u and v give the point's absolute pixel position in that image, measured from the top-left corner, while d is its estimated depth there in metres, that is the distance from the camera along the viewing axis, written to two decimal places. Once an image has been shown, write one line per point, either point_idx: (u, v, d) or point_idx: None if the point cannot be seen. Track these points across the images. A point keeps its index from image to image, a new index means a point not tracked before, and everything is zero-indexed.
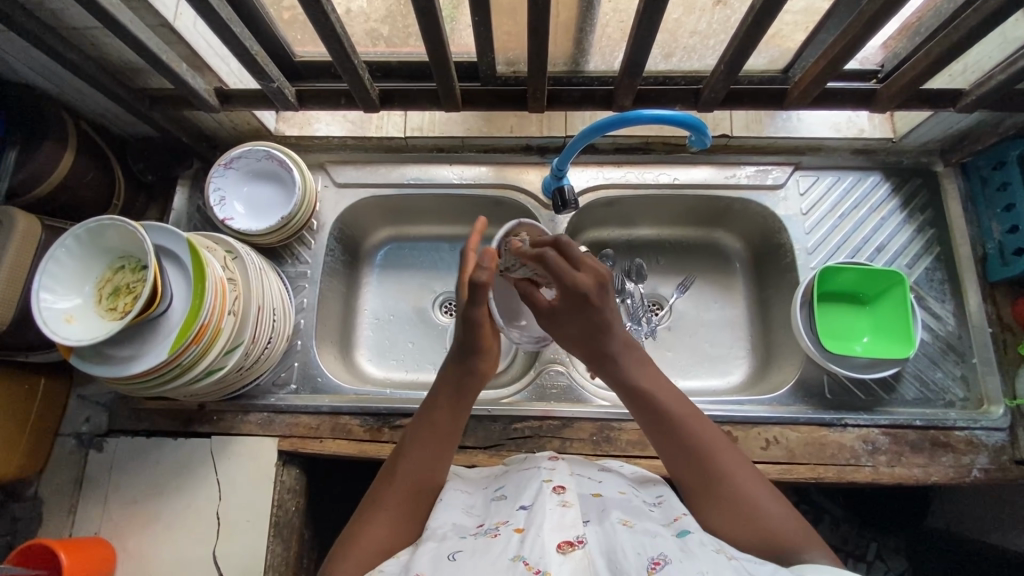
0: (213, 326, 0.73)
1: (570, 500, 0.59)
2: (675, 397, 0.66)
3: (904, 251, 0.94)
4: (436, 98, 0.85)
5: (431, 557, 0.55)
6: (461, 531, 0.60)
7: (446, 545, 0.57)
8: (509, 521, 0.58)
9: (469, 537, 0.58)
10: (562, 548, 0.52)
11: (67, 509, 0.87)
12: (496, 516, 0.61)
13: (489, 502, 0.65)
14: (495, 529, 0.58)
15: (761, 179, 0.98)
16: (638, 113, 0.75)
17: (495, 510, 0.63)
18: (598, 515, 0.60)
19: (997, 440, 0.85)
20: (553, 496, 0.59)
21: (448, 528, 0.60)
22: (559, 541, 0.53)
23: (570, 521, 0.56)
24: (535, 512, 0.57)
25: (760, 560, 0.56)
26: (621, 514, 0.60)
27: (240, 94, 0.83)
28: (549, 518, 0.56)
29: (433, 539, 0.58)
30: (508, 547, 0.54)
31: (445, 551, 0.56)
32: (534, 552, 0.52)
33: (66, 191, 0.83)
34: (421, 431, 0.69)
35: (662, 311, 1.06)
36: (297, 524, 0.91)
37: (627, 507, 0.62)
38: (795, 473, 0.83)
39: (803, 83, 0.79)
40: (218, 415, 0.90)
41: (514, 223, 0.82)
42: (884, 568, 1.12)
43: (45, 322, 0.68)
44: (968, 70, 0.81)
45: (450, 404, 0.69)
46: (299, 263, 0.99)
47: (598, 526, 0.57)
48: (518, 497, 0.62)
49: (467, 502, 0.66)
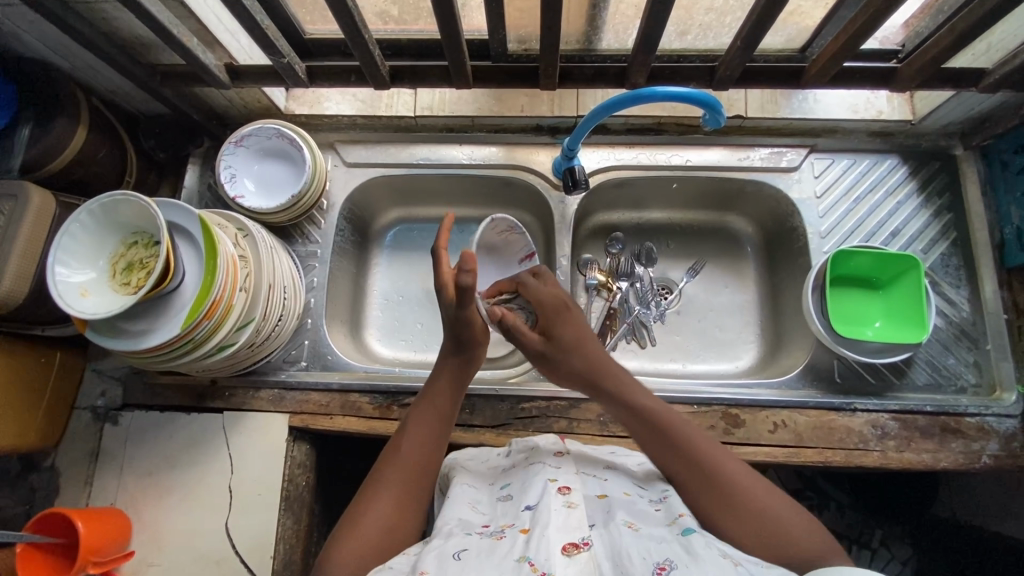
0: (225, 302, 0.74)
1: (576, 500, 0.61)
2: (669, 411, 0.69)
3: (919, 236, 0.93)
4: (447, 75, 0.84)
5: (436, 556, 0.57)
6: (467, 527, 0.62)
7: (451, 541, 0.59)
8: (514, 522, 0.60)
9: (474, 535, 0.60)
10: (568, 550, 0.55)
11: (84, 480, 0.89)
12: (502, 517, 0.63)
13: (495, 500, 0.66)
14: (501, 531, 0.60)
15: (776, 161, 0.96)
16: (651, 90, 0.74)
17: (501, 511, 0.64)
18: (603, 517, 0.61)
19: (1009, 427, 0.84)
20: (558, 496, 0.61)
21: (453, 524, 0.62)
22: (564, 543, 0.56)
23: (575, 523, 0.58)
24: (540, 511, 0.59)
25: (765, 564, 0.55)
26: (627, 516, 0.61)
27: (251, 69, 0.83)
28: (555, 517, 0.58)
29: (439, 536, 0.60)
30: (514, 548, 0.56)
31: (450, 549, 0.57)
32: (541, 554, 0.54)
33: (79, 167, 0.84)
34: (421, 416, 0.71)
35: (672, 295, 1.06)
36: (308, 500, 0.91)
37: (632, 508, 0.62)
38: (802, 457, 0.83)
39: (821, 61, 0.77)
40: (229, 391, 0.92)
41: (487, 219, 0.79)
42: (889, 555, 1.14)
43: (61, 295, 0.69)
44: (992, 49, 0.79)
45: (451, 387, 0.73)
46: (309, 242, 0.99)
47: (604, 529, 0.59)
48: (523, 497, 0.63)
49: (472, 497, 0.67)
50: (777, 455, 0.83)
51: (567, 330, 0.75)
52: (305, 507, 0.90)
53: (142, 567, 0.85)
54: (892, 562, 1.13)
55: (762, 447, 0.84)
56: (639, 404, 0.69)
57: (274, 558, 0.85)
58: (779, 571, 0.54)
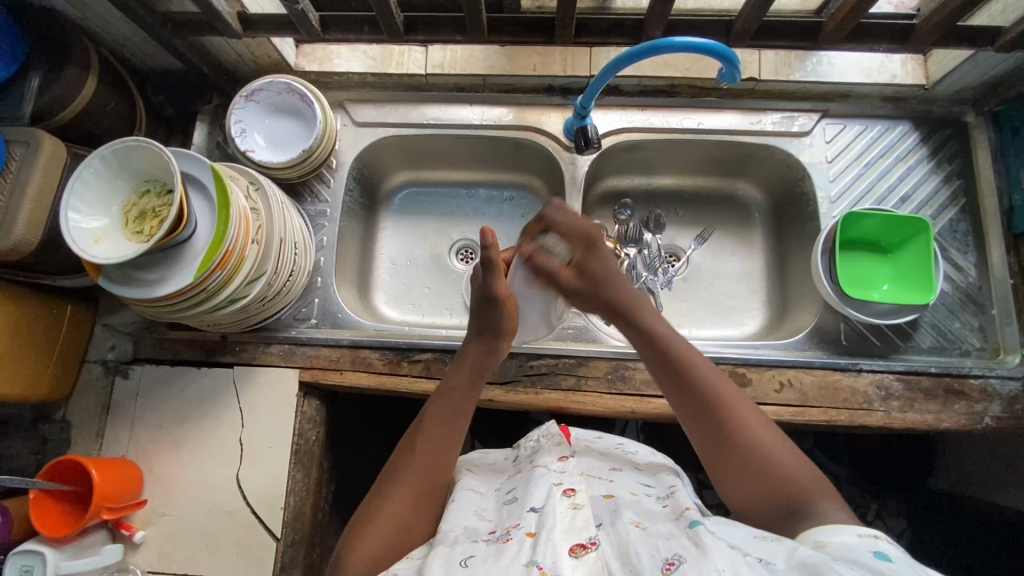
0: (238, 252, 0.74)
1: (581, 502, 0.61)
2: (716, 377, 0.68)
3: (929, 202, 0.93)
4: (461, 28, 0.83)
5: (443, 563, 0.57)
6: (473, 535, 0.63)
7: (458, 550, 0.59)
8: (520, 525, 0.60)
9: (480, 542, 0.61)
10: (574, 552, 0.55)
11: (96, 431, 0.90)
12: (507, 520, 0.63)
13: (502, 505, 0.67)
14: (507, 534, 0.60)
15: (788, 126, 0.96)
16: (668, 41, 0.73)
17: (506, 514, 0.64)
18: (610, 515, 0.62)
19: (1011, 389, 0.85)
20: (564, 499, 0.61)
21: (460, 533, 0.63)
22: (571, 544, 0.56)
23: (581, 524, 0.58)
24: (546, 514, 0.59)
25: (772, 539, 0.56)
26: (634, 516, 0.62)
27: (263, 19, 0.82)
28: (561, 520, 0.58)
29: (446, 545, 0.61)
30: (521, 552, 0.56)
31: (457, 557, 0.58)
32: (548, 557, 0.54)
33: (88, 117, 0.83)
34: (437, 414, 0.72)
35: (679, 262, 1.06)
36: (319, 455, 0.92)
37: (639, 508, 0.64)
38: (807, 415, 0.84)
39: (839, 16, 0.76)
40: (239, 346, 0.92)
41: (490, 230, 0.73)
42: (883, 527, 1.18)
43: (75, 240, 0.69)
44: (1010, 8, 0.78)
45: (470, 381, 0.74)
46: (319, 201, 0.98)
47: (611, 528, 0.60)
48: (528, 499, 0.64)
49: (478, 505, 0.69)
50: (782, 413, 0.84)
51: (598, 261, 0.74)
52: (315, 461, 0.91)
53: (154, 517, 0.86)
54: (888, 534, 1.17)
55: (768, 405, 0.85)
56: (691, 366, 0.69)
57: (285, 510, 0.86)
58: (788, 542, 0.55)
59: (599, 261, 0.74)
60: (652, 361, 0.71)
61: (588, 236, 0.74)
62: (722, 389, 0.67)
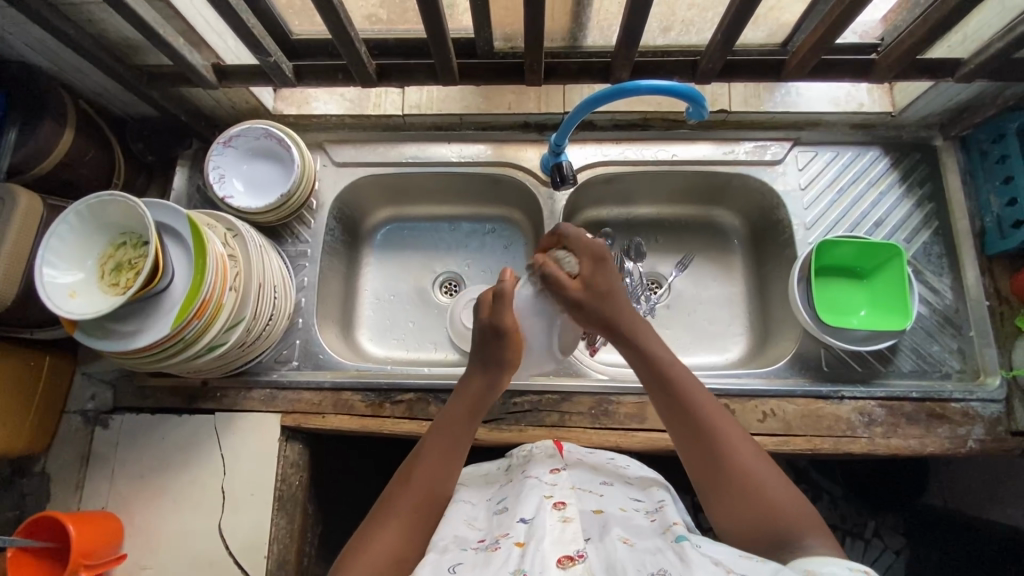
0: (215, 301, 0.74)
1: (571, 514, 0.60)
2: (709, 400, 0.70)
3: (902, 225, 0.94)
4: (433, 73, 0.85)
5: (431, 569, 0.57)
6: (463, 543, 0.62)
7: (446, 557, 0.59)
8: (509, 533, 0.59)
9: (469, 550, 0.60)
10: (562, 563, 0.54)
11: (75, 484, 0.89)
12: (497, 529, 0.62)
13: (493, 514, 0.66)
14: (496, 542, 0.59)
15: (760, 155, 0.97)
16: (634, 84, 0.74)
17: (496, 523, 0.63)
18: (600, 531, 0.60)
19: (993, 411, 0.85)
20: (553, 512, 0.60)
21: (449, 540, 0.62)
22: (560, 555, 0.55)
23: (570, 536, 0.57)
24: (535, 525, 0.59)
25: (755, 558, 0.54)
26: (621, 532, 0.60)
27: (237, 70, 0.83)
28: (549, 531, 0.58)
29: (435, 552, 0.60)
30: (509, 560, 0.55)
31: (445, 564, 0.58)
32: (535, 566, 0.53)
33: (66, 170, 0.84)
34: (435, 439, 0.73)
35: (661, 289, 1.06)
36: (303, 499, 0.91)
37: (628, 524, 0.62)
38: (792, 445, 0.84)
39: (800, 54, 0.78)
40: (220, 392, 0.91)
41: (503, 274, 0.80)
42: (882, 546, 1.14)
43: (50, 297, 0.69)
44: (968, 39, 0.80)
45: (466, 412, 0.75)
46: (299, 242, 0.99)
47: (599, 543, 0.58)
48: (517, 509, 0.63)
49: (470, 514, 0.67)
50: (766, 444, 0.84)
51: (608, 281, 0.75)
52: (298, 506, 0.90)
53: (134, 570, 0.84)
54: (886, 552, 1.13)
55: (752, 436, 0.85)
56: (685, 389, 0.70)
57: (268, 559, 0.84)
58: (775, 565, 0.53)
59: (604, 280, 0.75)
60: (646, 377, 0.73)
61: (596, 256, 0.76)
62: (710, 409, 0.69)
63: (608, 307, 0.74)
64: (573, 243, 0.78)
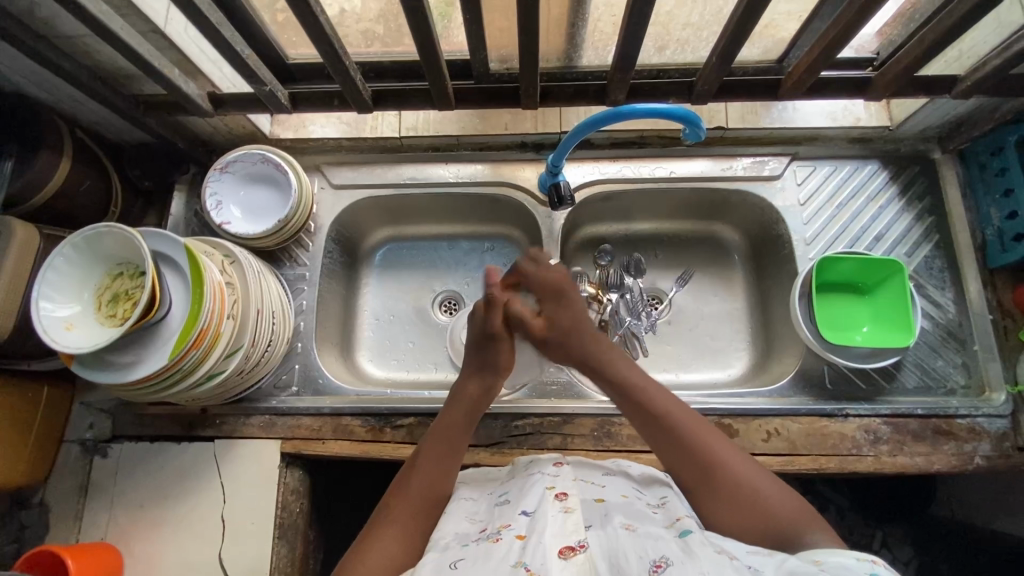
0: (213, 330, 0.73)
1: (573, 505, 0.59)
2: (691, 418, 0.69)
3: (903, 239, 0.94)
4: (429, 97, 0.85)
5: (433, 566, 0.55)
6: (463, 538, 0.60)
7: (449, 553, 0.57)
8: (510, 526, 0.58)
9: (470, 543, 0.58)
10: (564, 553, 0.54)
11: (74, 515, 0.88)
12: (498, 520, 0.61)
13: (494, 507, 0.65)
14: (497, 534, 0.58)
15: (759, 170, 0.97)
16: (631, 107, 0.74)
17: (498, 515, 0.62)
18: (602, 519, 0.59)
19: (999, 427, 0.84)
20: (555, 503, 0.60)
21: (451, 537, 0.60)
22: (561, 546, 0.54)
23: (572, 527, 0.56)
24: (537, 518, 0.58)
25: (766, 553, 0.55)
26: (624, 518, 0.59)
27: (233, 97, 0.83)
28: (552, 522, 0.57)
29: (437, 549, 0.58)
30: (510, 553, 0.54)
31: (447, 560, 0.56)
32: (537, 559, 0.52)
33: (62, 200, 0.83)
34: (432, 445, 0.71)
35: (662, 305, 1.06)
36: (304, 526, 0.90)
37: (629, 510, 0.61)
38: (797, 464, 0.83)
39: (797, 73, 0.78)
40: (220, 419, 0.91)
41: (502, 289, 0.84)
42: (890, 557, 1.13)
43: (46, 330, 0.69)
44: (965, 54, 0.80)
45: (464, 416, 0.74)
46: (298, 265, 0.98)
47: (602, 530, 0.57)
48: (521, 502, 0.62)
49: (471, 510, 0.66)
50: (771, 464, 0.83)
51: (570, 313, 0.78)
52: (299, 533, 0.89)
53: None
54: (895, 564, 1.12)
55: (757, 455, 0.84)
56: (666, 411, 0.69)
57: None
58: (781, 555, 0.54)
59: (565, 313, 0.78)
60: (626, 406, 0.72)
61: (554, 288, 0.79)
62: (695, 428, 0.68)
63: (578, 337, 0.76)
64: (530, 276, 0.80)
